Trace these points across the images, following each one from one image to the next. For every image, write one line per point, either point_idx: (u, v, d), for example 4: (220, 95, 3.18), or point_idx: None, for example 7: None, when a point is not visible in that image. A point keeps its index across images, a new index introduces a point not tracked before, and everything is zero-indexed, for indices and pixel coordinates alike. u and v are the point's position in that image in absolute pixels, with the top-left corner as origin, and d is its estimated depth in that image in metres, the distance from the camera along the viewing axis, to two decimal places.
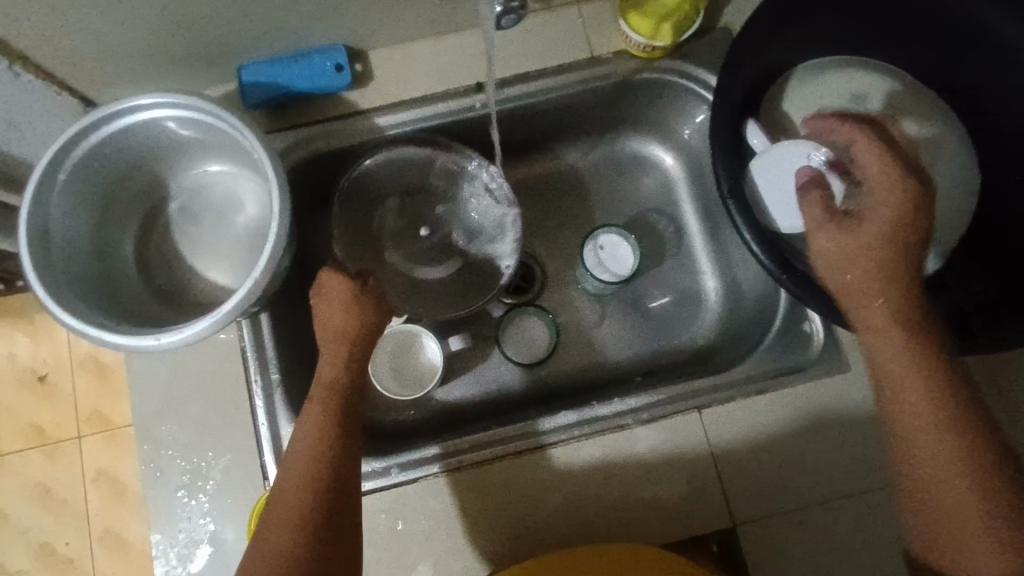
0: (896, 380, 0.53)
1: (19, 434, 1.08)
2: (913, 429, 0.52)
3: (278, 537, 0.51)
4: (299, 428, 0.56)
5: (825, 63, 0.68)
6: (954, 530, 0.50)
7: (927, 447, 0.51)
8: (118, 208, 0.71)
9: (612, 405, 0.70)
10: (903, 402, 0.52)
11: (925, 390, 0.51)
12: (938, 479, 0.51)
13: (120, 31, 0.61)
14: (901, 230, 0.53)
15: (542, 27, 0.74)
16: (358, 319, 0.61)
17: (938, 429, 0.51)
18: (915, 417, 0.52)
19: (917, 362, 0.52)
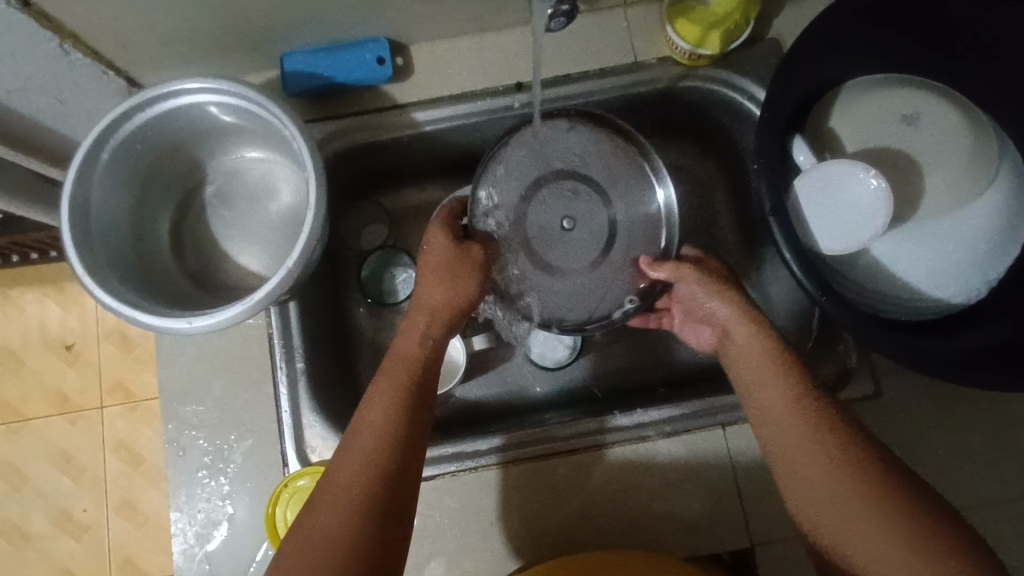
0: (779, 434, 0.53)
1: (45, 399, 1.11)
2: (809, 480, 0.50)
3: (327, 512, 0.49)
4: (374, 395, 0.55)
5: (876, 81, 0.66)
6: (841, 525, 0.48)
7: (796, 441, 0.52)
8: (156, 189, 0.72)
9: (635, 415, 0.68)
10: (792, 455, 0.52)
11: (811, 439, 0.51)
12: (847, 531, 0.48)
13: (170, 15, 0.62)
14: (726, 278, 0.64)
15: (586, 30, 0.73)
16: (452, 288, 0.63)
17: (835, 479, 0.49)
18: (808, 467, 0.51)
19: (793, 415, 0.53)
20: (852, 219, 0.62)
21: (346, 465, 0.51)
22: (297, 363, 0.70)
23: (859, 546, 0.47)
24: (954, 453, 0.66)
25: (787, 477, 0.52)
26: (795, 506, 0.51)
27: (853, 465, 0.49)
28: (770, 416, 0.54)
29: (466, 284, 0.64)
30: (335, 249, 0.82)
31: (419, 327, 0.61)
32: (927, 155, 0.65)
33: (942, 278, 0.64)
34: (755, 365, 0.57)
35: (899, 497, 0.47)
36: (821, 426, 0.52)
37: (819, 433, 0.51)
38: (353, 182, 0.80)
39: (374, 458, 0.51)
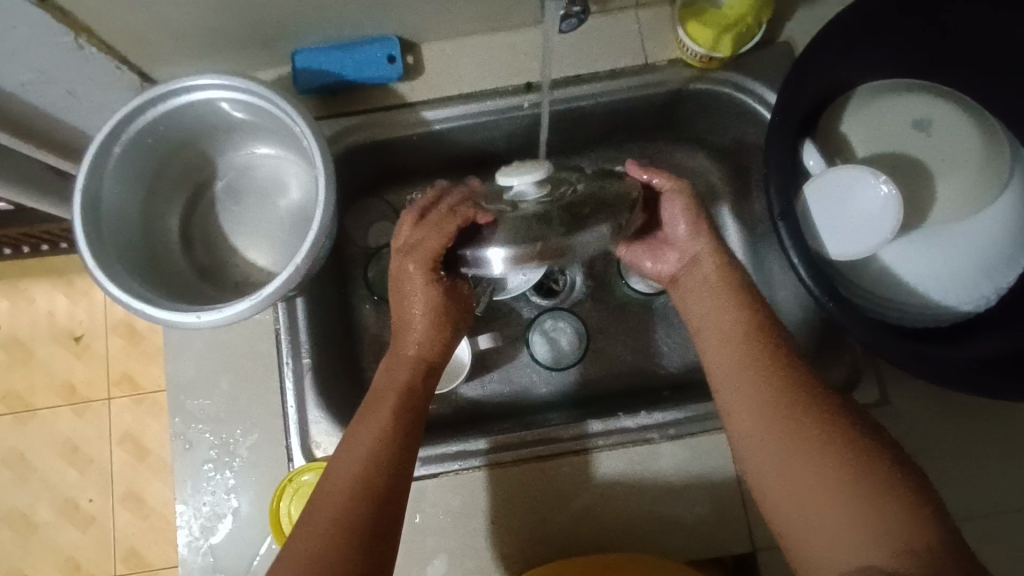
0: (733, 370, 0.55)
1: (52, 390, 1.12)
2: (759, 415, 0.52)
3: (333, 487, 0.51)
4: (363, 422, 0.55)
5: (891, 85, 0.65)
6: (794, 465, 0.48)
7: (754, 386, 0.53)
8: (167, 183, 0.72)
9: (638, 417, 0.68)
10: (743, 396, 0.53)
11: (764, 375, 0.53)
12: (790, 465, 0.48)
13: (184, 11, 0.62)
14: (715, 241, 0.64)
15: (597, 31, 0.73)
16: (441, 335, 0.63)
17: (779, 409, 0.51)
18: (761, 401, 0.52)
19: (749, 351, 0.55)
20: (862, 224, 0.61)
21: (349, 450, 0.53)
22: (303, 359, 0.70)
23: (803, 479, 0.47)
24: (959, 462, 0.65)
25: (737, 413, 0.53)
26: (743, 442, 0.52)
27: (806, 404, 0.50)
28: (725, 354, 0.56)
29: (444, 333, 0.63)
30: (342, 246, 0.82)
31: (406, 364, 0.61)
32: (939, 162, 0.64)
33: (952, 284, 0.63)
34: (718, 305, 0.59)
35: (849, 435, 0.48)
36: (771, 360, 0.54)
37: (773, 371, 0.53)
38: (361, 179, 0.80)
39: (374, 437, 0.54)
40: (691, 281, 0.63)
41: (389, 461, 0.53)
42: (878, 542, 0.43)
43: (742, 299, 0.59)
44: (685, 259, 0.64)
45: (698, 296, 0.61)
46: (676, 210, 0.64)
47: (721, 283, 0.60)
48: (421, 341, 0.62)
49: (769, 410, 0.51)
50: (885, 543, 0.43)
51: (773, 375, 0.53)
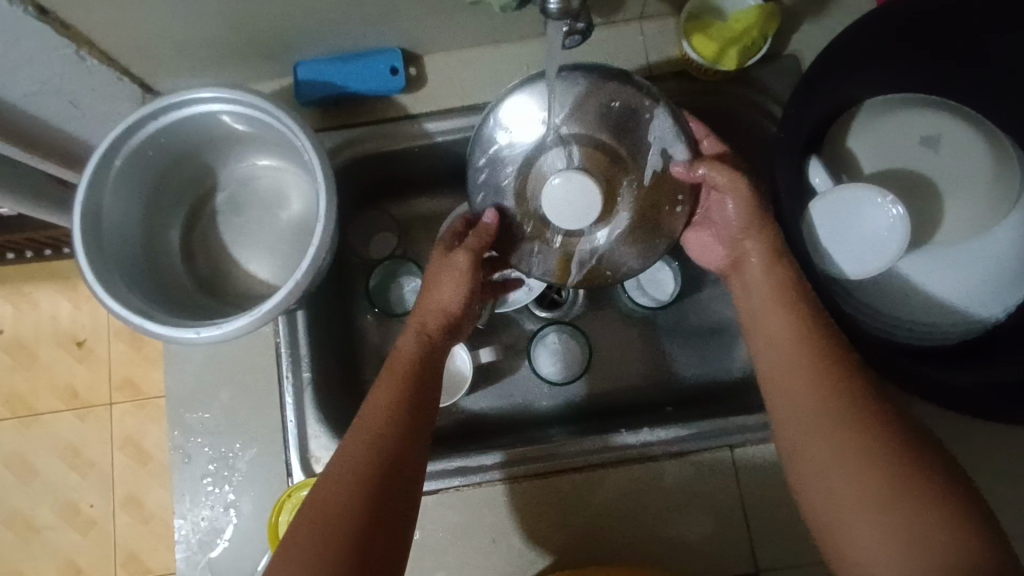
0: (787, 371, 0.53)
1: (55, 393, 1.12)
2: (812, 419, 0.50)
3: (333, 483, 0.49)
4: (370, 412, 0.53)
5: (899, 100, 0.64)
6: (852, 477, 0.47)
7: (809, 393, 0.51)
8: (168, 195, 0.72)
9: (640, 434, 0.66)
10: (799, 401, 0.51)
11: (818, 377, 0.51)
12: (842, 475, 0.47)
13: (186, 23, 0.62)
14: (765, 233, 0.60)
15: (602, 42, 0.72)
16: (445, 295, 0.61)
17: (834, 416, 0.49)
18: (814, 405, 0.50)
19: (801, 347, 0.53)
20: (867, 244, 0.61)
21: (354, 445, 0.51)
22: (303, 373, 0.69)
23: (853, 489, 0.46)
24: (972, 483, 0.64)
25: (789, 415, 0.52)
26: (794, 444, 0.51)
27: (855, 401, 0.49)
28: (778, 354, 0.54)
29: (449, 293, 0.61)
30: (344, 257, 0.82)
31: (417, 328, 0.60)
32: (946, 180, 0.63)
33: (959, 303, 0.63)
34: (763, 301, 0.57)
35: (905, 448, 0.47)
36: (826, 366, 0.52)
37: (821, 368, 0.52)
38: (362, 190, 0.80)
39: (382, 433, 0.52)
40: (743, 275, 0.60)
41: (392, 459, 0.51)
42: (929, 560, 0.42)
43: (797, 295, 0.56)
44: (740, 252, 0.61)
45: (745, 288, 0.60)
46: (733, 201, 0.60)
47: (773, 275, 0.57)
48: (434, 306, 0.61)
49: (823, 414, 0.50)
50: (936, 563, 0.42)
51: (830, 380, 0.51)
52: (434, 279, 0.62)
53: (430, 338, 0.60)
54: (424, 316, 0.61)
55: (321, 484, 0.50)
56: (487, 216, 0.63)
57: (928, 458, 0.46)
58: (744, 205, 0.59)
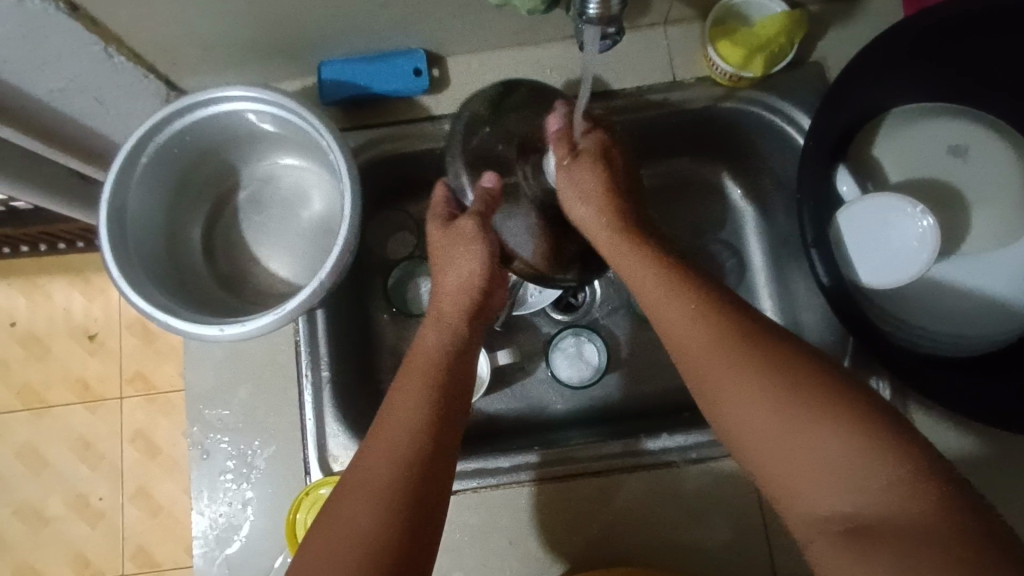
0: (680, 331, 0.51)
1: (67, 386, 1.13)
2: (712, 380, 0.48)
3: (377, 461, 0.49)
4: (398, 404, 0.52)
5: (926, 108, 0.64)
6: (770, 421, 0.45)
7: (704, 344, 0.49)
8: (190, 192, 0.72)
9: (659, 439, 0.67)
10: (698, 352, 0.49)
11: (712, 325, 0.50)
12: (757, 429, 0.45)
13: (214, 21, 0.62)
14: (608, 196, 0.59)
15: (626, 46, 0.72)
16: (463, 271, 0.60)
17: (731, 362, 0.47)
18: (712, 366, 0.48)
19: (682, 291, 0.52)
20: (894, 255, 0.60)
21: (392, 430, 0.50)
22: (322, 371, 0.69)
23: (768, 441, 0.45)
24: (1005, 498, 0.62)
25: (695, 382, 0.50)
26: (708, 409, 0.49)
27: (745, 343, 0.48)
28: (667, 314, 0.52)
29: (471, 256, 0.59)
30: (361, 257, 0.82)
31: (437, 313, 0.59)
32: (975, 189, 0.62)
33: (984, 314, 0.62)
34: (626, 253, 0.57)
35: (800, 377, 0.45)
36: (716, 309, 0.50)
37: (710, 313, 0.50)
38: (381, 190, 0.80)
39: (422, 405, 0.52)
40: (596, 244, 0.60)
41: (439, 427, 0.51)
42: (858, 484, 0.41)
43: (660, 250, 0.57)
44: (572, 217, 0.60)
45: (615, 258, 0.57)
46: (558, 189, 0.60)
47: (624, 237, 0.57)
48: (453, 284, 0.60)
49: (720, 372, 0.48)
50: (865, 484, 0.41)
51: (720, 331, 0.49)
52: (447, 258, 0.60)
53: (450, 324, 0.59)
54: (441, 298, 0.60)
55: (360, 467, 0.49)
56: (485, 180, 0.61)
57: (821, 379, 0.45)
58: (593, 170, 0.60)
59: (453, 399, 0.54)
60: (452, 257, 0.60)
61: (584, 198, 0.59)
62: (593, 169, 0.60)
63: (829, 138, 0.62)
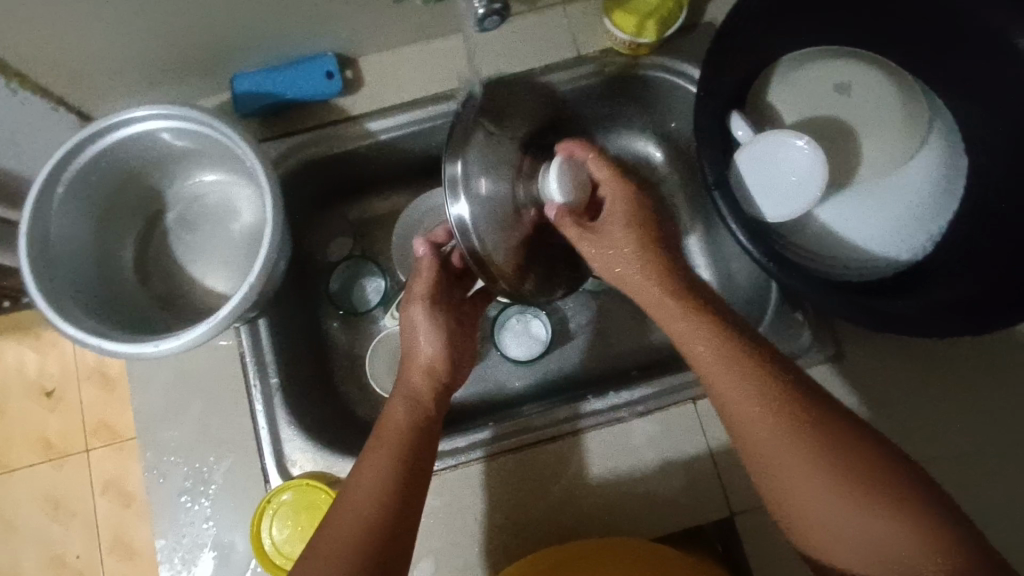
0: (726, 394, 0.50)
1: (29, 448, 1.10)
2: (764, 450, 0.48)
3: (343, 526, 0.50)
4: (362, 473, 0.53)
5: (807, 54, 0.67)
6: (824, 506, 0.45)
7: (757, 418, 0.49)
8: (117, 219, 0.72)
9: (607, 399, 0.69)
10: (753, 425, 0.49)
11: (763, 399, 0.49)
12: (809, 510, 0.46)
13: (116, 45, 0.63)
14: (651, 238, 0.58)
15: (529, 29, 0.75)
16: (433, 352, 0.63)
17: (785, 442, 0.47)
18: (751, 428, 0.49)
19: (732, 364, 0.51)
20: (787, 190, 0.64)
21: (359, 489, 0.52)
22: (271, 379, 0.70)
23: (822, 521, 0.45)
24: (923, 407, 0.67)
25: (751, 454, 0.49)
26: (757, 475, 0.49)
27: (798, 421, 0.48)
28: (720, 382, 0.51)
29: (430, 338, 0.63)
30: (303, 265, 0.83)
31: (404, 382, 0.62)
32: (862, 121, 0.67)
33: (891, 237, 0.65)
34: (670, 312, 0.55)
35: (851, 463, 0.46)
36: (768, 382, 0.50)
37: (763, 388, 0.49)
38: (315, 196, 0.81)
39: (388, 470, 0.53)
40: (640, 289, 0.57)
41: (403, 496, 0.53)
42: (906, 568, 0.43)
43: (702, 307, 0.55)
44: (622, 259, 0.57)
45: (662, 316, 0.56)
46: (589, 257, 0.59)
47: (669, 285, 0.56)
48: (426, 357, 0.62)
49: (775, 450, 0.48)
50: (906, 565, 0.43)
51: (778, 408, 0.48)
52: (413, 335, 0.64)
53: (418, 398, 0.60)
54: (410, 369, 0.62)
55: (327, 528, 0.51)
56: (419, 248, 0.67)
57: (874, 462, 0.46)
58: (637, 204, 0.60)
59: (419, 464, 0.55)
60: (416, 332, 0.63)
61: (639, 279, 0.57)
62: (629, 236, 0.58)
63: (725, 89, 0.65)
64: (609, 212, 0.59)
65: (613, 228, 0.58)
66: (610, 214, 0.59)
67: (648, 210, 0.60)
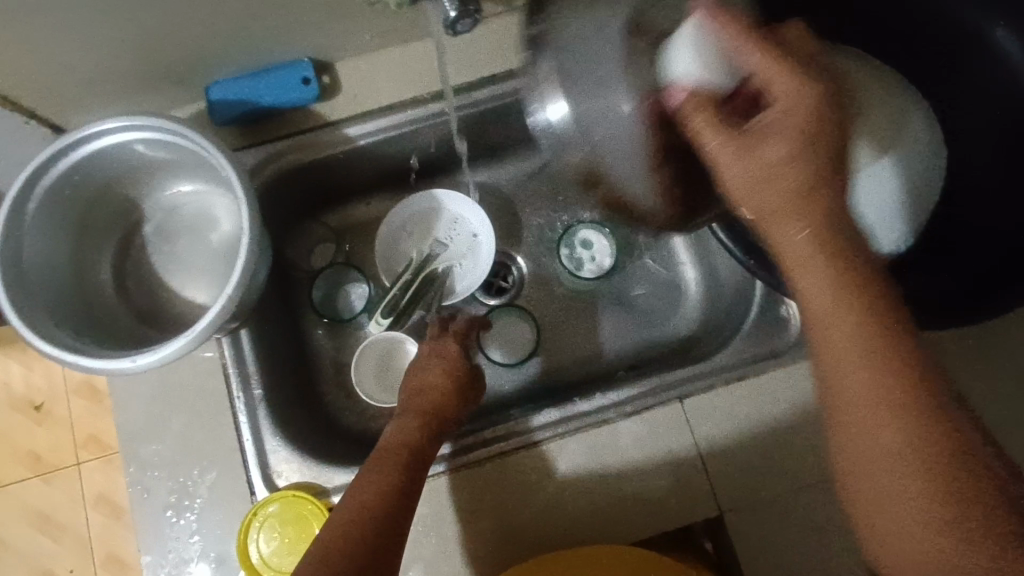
0: (842, 363, 0.43)
1: (18, 462, 1.08)
2: (863, 430, 0.42)
3: (333, 525, 0.52)
4: (360, 481, 0.56)
5: None
6: (912, 508, 0.40)
7: (869, 398, 0.42)
8: (93, 233, 0.71)
9: (593, 400, 0.70)
10: (861, 403, 0.42)
11: (884, 383, 0.41)
12: (894, 511, 0.41)
13: (86, 56, 0.62)
14: (820, 171, 0.44)
15: (507, 29, 0.74)
16: (436, 382, 0.66)
17: (899, 432, 0.41)
18: (859, 405, 0.42)
19: (864, 337, 0.42)
20: None
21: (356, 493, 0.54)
22: (255, 390, 0.70)
23: (907, 526, 0.40)
24: None
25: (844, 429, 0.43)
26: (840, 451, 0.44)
27: (920, 417, 0.41)
28: (836, 346, 0.43)
29: (433, 372, 0.67)
30: (286, 272, 0.82)
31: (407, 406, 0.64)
32: None
33: None
34: (796, 257, 0.45)
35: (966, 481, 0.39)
36: (897, 368, 0.42)
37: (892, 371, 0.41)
38: (296, 204, 0.80)
39: (383, 481, 0.55)
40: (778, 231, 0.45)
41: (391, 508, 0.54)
42: None
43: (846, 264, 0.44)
44: (775, 192, 0.44)
45: (787, 259, 0.45)
46: (725, 175, 0.45)
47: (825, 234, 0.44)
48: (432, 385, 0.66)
49: (878, 440, 0.41)
50: None
51: (900, 398, 0.41)
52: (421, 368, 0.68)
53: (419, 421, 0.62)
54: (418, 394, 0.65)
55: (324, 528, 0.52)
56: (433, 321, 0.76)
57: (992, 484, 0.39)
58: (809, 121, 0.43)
59: (411, 483, 0.57)
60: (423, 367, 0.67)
61: (781, 222, 0.45)
62: (790, 160, 0.43)
63: None
64: (766, 125, 0.44)
65: (762, 147, 0.44)
66: (772, 129, 0.44)
67: (829, 127, 0.43)
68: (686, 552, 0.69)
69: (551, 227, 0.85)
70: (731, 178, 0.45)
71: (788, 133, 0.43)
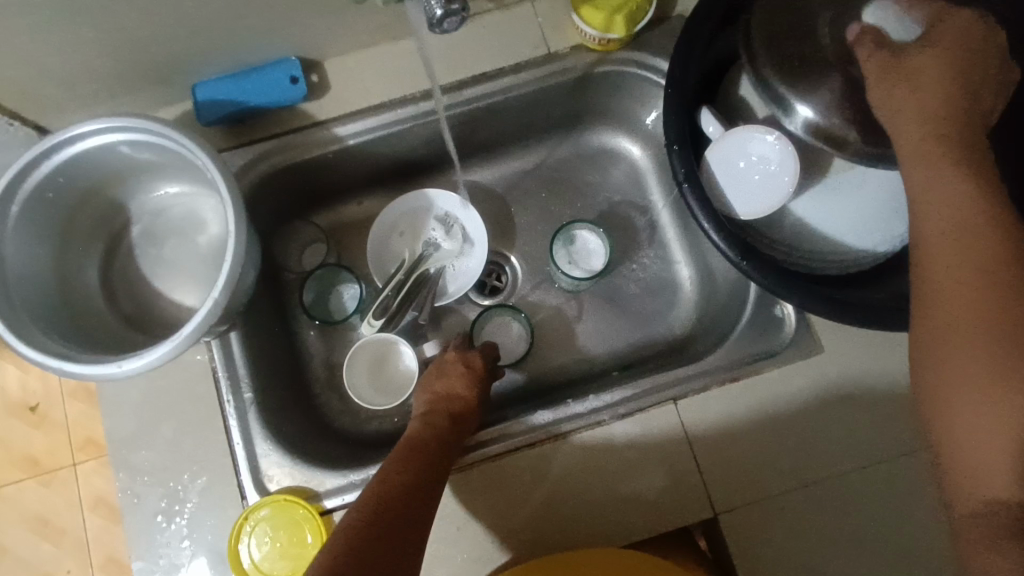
0: (939, 252, 0.46)
1: (13, 466, 1.07)
2: (945, 317, 0.45)
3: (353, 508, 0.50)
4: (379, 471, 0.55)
5: None
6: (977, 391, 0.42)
7: (952, 281, 0.45)
8: (79, 236, 0.70)
9: (588, 401, 0.69)
10: (958, 287, 0.45)
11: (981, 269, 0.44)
12: (965, 394, 0.43)
13: (68, 57, 0.61)
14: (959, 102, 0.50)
15: (496, 26, 0.73)
16: (456, 389, 0.65)
17: (988, 313, 0.43)
18: (946, 292, 0.45)
19: (968, 229, 0.46)
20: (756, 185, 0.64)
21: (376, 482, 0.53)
22: (245, 394, 0.69)
23: (975, 412, 0.42)
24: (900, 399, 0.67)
25: (934, 315, 0.46)
26: (926, 342, 0.46)
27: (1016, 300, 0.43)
28: (940, 229, 0.47)
29: (454, 382, 0.66)
30: (277, 274, 0.81)
31: (425, 409, 0.63)
32: None
33: (866, 227, 0.65)
34: (925, 153, 0.49)
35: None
36: (994, 252, 0.44)
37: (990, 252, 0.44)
38: (286, 205, 0.79)
39: (402, 469, 0.54)
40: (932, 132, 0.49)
41: (409, 496, 0.52)
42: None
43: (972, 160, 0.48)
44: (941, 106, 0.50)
45: (912, 165, 0.50)
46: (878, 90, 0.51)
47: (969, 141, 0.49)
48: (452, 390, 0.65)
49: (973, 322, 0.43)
50: None
51: (994, 282, 0.43)
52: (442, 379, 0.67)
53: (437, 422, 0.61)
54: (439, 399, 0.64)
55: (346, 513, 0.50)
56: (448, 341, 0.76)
57: None
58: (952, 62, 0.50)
59: (430, 477, 0.55)
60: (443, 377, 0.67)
61: (904, 114, 0.51)
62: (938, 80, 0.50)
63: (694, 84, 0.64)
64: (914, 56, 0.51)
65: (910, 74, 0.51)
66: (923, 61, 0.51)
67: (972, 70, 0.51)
68: (681, 552, 0.69)
69: (543, 225, 0.85)
70: (887, 93, 0.51)
71: (993, 58, 0.52)
